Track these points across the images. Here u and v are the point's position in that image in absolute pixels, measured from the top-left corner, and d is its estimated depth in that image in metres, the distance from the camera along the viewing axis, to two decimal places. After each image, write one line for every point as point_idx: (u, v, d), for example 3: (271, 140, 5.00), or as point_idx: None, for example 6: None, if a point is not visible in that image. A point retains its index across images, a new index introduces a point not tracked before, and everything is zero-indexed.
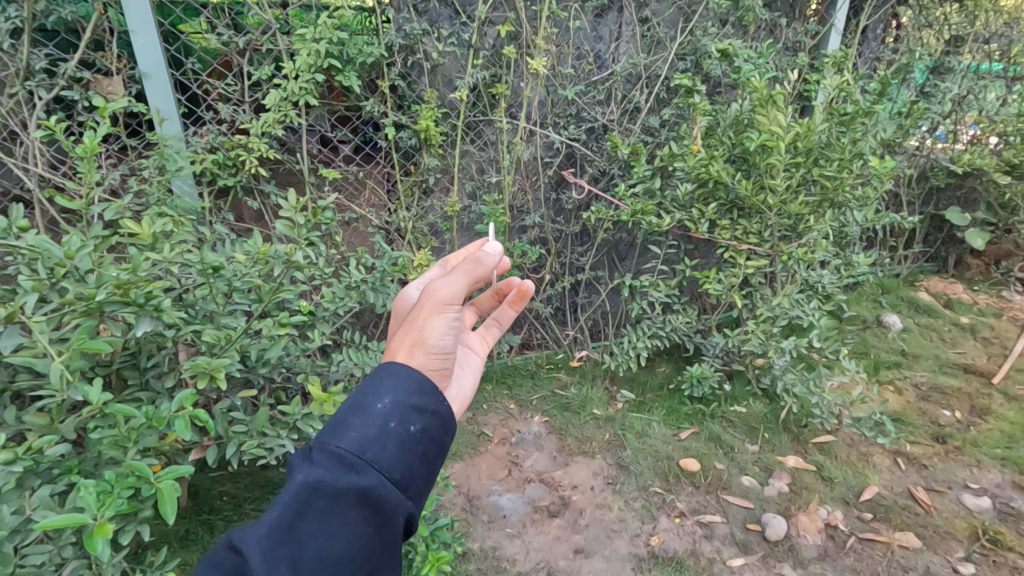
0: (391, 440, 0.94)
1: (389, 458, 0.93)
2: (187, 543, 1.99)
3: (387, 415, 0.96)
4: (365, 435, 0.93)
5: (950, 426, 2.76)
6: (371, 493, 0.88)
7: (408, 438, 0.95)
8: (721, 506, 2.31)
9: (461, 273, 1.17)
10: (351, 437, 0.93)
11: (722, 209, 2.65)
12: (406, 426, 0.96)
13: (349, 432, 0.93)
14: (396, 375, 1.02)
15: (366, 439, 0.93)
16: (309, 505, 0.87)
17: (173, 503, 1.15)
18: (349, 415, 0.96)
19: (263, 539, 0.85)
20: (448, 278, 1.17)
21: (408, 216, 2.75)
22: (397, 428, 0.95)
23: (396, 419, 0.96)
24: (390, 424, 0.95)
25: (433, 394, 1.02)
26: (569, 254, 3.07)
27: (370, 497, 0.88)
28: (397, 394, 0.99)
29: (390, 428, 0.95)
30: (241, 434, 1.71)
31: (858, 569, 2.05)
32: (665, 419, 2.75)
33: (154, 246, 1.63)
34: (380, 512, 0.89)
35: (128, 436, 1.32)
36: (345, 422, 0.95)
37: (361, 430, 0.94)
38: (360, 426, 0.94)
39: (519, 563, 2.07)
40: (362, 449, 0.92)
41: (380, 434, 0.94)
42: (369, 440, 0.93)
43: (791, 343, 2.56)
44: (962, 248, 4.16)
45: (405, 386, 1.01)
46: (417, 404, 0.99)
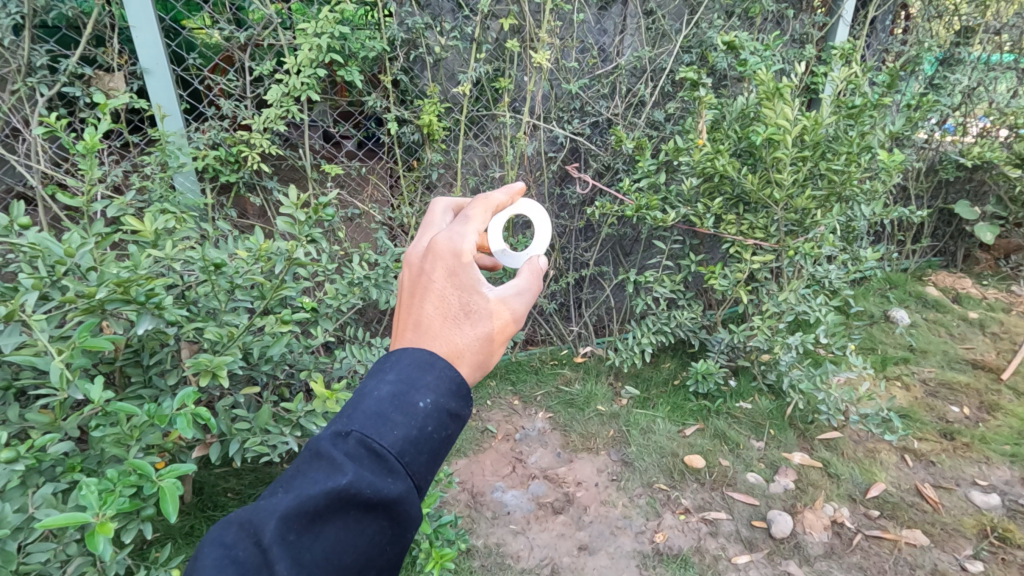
0: (428, 446, 0.89)
1: (422, 464, 0.88)
2: (192, 539, 1.99)
3: (428, 417, 0.89)
4: (406, 439, 0.87)
5: (958, 422, 2.74)
6: (403, 505, 0.84)
7: (442, 445, 0.91)
8: (726, 502, 2.29)
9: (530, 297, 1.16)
10: (391, 438, 0.86)
11: (728, 204, 2.62)
12: (443, 431, 0.91)
13: (391, 432, 0.87)
14: (441, 373, 0.95)
15: (407, 442, 0.87)
16: (340, 509, 0.81)
17: (175, 502, 1.14)
18: (391, 411, 0.88)
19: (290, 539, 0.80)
20: (521, 297, 1.13)
21: (411, 212, 2.73)
22: (436, 433, 0.90)
23: (435, 423, 0.90)
24: (430, 428, 0.89)
25: (470, 400, 0.97)
26: (573, 250, 3.06)
27: (400, 509, 0.84)
28: (440, 395, 0.92)
29: (429, 433, 0.89)
30: (245, 431, 1.71)
31: (865, 567, 2.03)
32: (670, 415, 2.74)
33: (156, 243, 1.63)
34: (407, 519, 0.86)
35: (130, 434, 1.32)
36: (387, 418, 0.87)
37: (402, 431, 0.87)
38: (401, 426, 0.87)
39: (524, 559, 2.07)
40: (401, 452, 0.86)
41: (420, 437, 0.88)
42: (408, 444, 0.87)
43: (797, 339, 2.53)
44: (972, 242, 4.12)
45: (449, 387, 0.94)
46: (456, 409, 0.93)
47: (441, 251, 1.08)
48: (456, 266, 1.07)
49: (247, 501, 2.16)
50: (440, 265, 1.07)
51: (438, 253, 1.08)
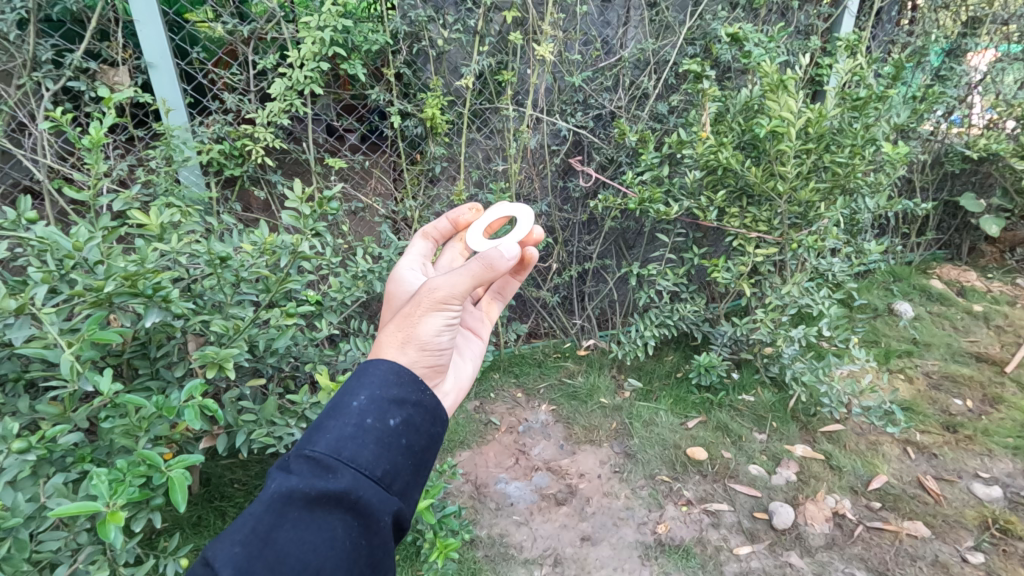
0: (369, 437, 0.95)
1: (368, 454, 0.93)
2: (199, 529, 2.03)
3: (363, 412, 0.97)
4: (342, 435, 0.94)
5: (960, 415, 2.74)
6: (349, 493, 0.89)
7: (386, 434, 0.96)
8: (728, 494, 2.31)
9: (465, 272, 1.15)
10: (326, 439, 0.94)
11: (732, 197, 2.61)
12: (383, 421, 0.97)
13: (326, 436, 0.94)
14: (373, 373, 1.03)
15: (343, 439, 0.94)
16: (286, 514, 0.88)
17: (184, 492, 1.15)
18: (325, 419, 0.97)
19: (237, 552, 0.85)
20: (452, 275, 1.16)
21: (415, 205, 2.74)
22: (374, 424, 0.96)
23: (372, 415, 0.97)
24: (367, 421, 0.96)
25: (413, 386, 1.04)
26: (576, 243, 3.06)
27: (347, 497, 0.89)
28: (373, 391, 1.00)
29: (367, 425, 0.96)
30: (251, 423, 1.72)
31: (866, 558, 2.04)
32: (673, 408, 2.75)
33: (162, 237, 1.64)
34: (362, 511, 0.89)
35: (139, 426, 1.33)
36: (322, 425, 0.96)
37: (337, 431, 0.95)
38: (336, 427, 0.95)
39: (528, 550, 2.09)
40: (338, 449, 0.93)
41: (357, 432, 0.95)
42: (346, 439, 0.94)
43: (800, 332, 2.54)
44: (977, 235, 4.10)
45: (382, 382, 1.02)
46: (395, 398, 1.00)
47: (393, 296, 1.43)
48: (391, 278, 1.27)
49: (254, 491, 2.19)
50: None
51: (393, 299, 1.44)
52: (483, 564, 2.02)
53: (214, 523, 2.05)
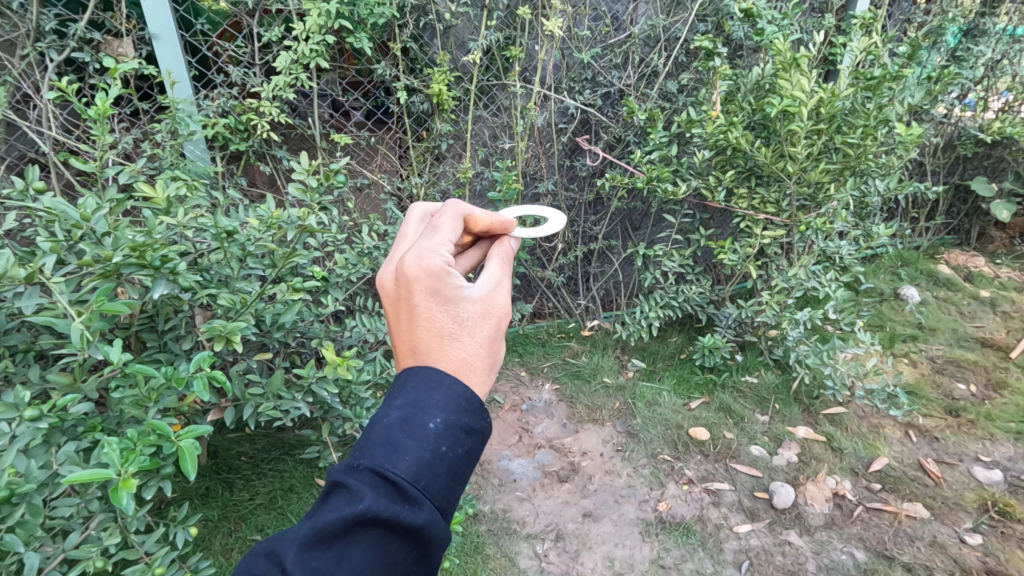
0: (444, 466, 0.88)
1: (440, 485, 0.88)
2: (207, 500, 2.07)
3: (439, 438, 0.90)
4: (419, 461, 0.87)
5: (964, 399, 2.74)
6: (425, 528, 0.83)
7: (457, 463, 0.91)
8: (730, 474, 2.33)
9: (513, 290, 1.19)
10: (405, 462, 0.86)
11: (741, 177, 2.59)
12: (457, 450, 0.91)
13: (403, 458, 0.87)
14: (449, 392, 0.95)
15: (421, 466, 0.87)
16: (361, 534, 0.81)
17: (194, 461, 1.18)
18: (401, 435, 0.89)
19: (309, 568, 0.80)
20: (503, 288, 1.16)
21: (420, 182, 2.72)
22: (450, 454, 0.89)
23: (447, 443, 0.90)
24: (442, 449, 0.89)
25: (483, 415, 0.97)
26: (582, 223, 3.05)
27: (423, 531, 0.83)
28: (449, 415, 0.93)
29: (442, 453, 0.89)
30: (258, 396, 1.73)
31: (864, 538, 2.06)
32: (676, 388, 2.76)
33: (169, 210, 1.64)
34: (428, 547, 0.84)
35: (148, 396, 1.35)
36: (398, 444, 0.88)
37: (414, 453, 0.87)
38: (413, 448, 0.88)
39: (529, 525, 2.12)
40: (416, 476, 0.86)
41: (434, 459, 0.88)
42: (423, 466, 0.87)
43: (805, 315, 2.54)
44: (987, 220, 4.08)
45: (457, 405, 0.94)
46: (467, 425, 0.93)
47: (412, 274, 1.06)
48: (436, 284, 1.06)
49: (261, 465, 2.22)
50: (419, 288, 1.05)
51: (411, 277, 1.06)
52: (487, 538, 2.05)
53: (221, 494, 2.09)
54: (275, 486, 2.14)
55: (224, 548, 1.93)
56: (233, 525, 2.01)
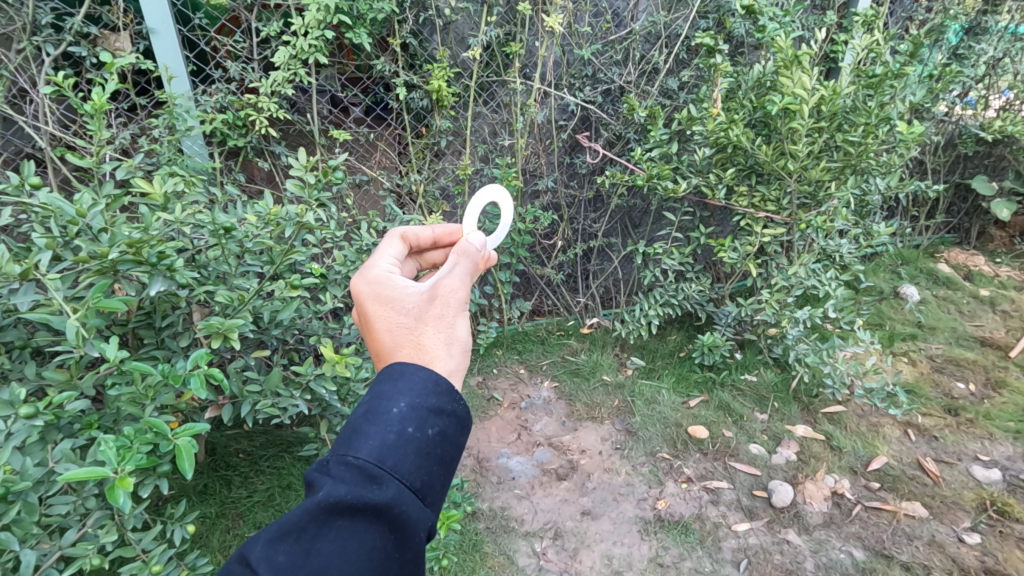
0: (411, 447, 0.88)
1: (410, 465, 0.87)
2: (205, 497, 2.07)
3: (404, 420, 0.90)
4: (382, 444, 0.87)
5: (963, 398, 2.74)
6: (393, 507, 0.83)
7: (427, 444, 0.90)
8: (728, 472, 2.32)
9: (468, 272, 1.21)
10: (368, 447, 0.87)
11: (742, 175, 2.58)
12: (424, 430, 0.90)
13: (367, 443, 0.87)
14: (412, 378, 0.96)
15: (385, 448, 0.86)
16: (329, 520, 0.82)
17: (190, 459, 1.17)
18: (364, 423, 0.89)
19: (280, 561, 0.80)
20: (456, 275, 1.20)
21: (420, 179, 2.71)
22: (416, 435, 0.89)
23: (413, 424, 0.90)
24: (408, 430, 0.89)
25: (452, 395, 0.96)
26: (581, 221, 3.04)
27: (392, 510, 0.82)
28: (413, 397, 0.93)
29: (408, 434, 0.88)
30: (256, 394, 1.72)
31: (862, 537, 2.06)
32: (675, 386, 2.75)
33: (166, 206, 1.62)
34: (402, 527, 0.83)
35: (145, 394, 1.34)
36: (362, 431, 0.89)
37: (378, 438, 0.88)
38: (377, 433, 0.88)
39: (528, 523, 2.12)
40: (382, 459, 0.86)
41: (399, 440, 0.88)
42: (387, 449, 0.87)
43: (805, 313, 2.54)
44: (987, 218, 4.07)
45: (421, 388, 0.94)
46: (434, 407, 0.93)
47: (359, 291, 1.16)
48: (380, 293, 1.15)
49: (259, 461, 2.22)
50: (368, 300, 1.14)
51: (359, 294, 1.16)
52: (485, 536, 2.05)
53: (219, 491, 2.09)
54: (273, 485, 2.14)
55: (222, 545, 1.93)
56: (231, 522, 2.01)
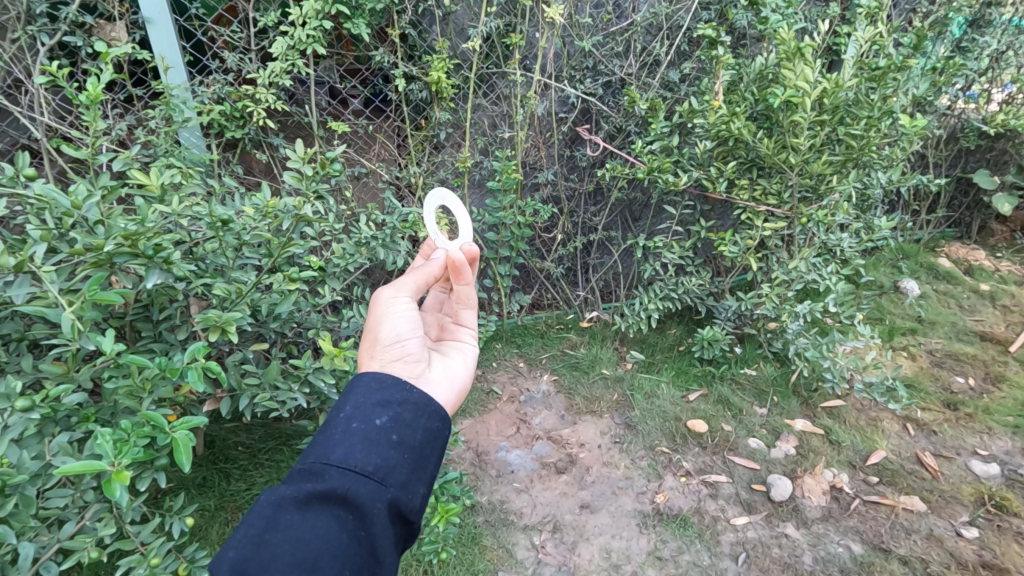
0: (357, 437, 0.95)
1: (356, 453, 0.94)
2: (204, 490, 2.07)
3: (349, 417, 0.98)
4: (329, 441, 0.95)
5: (962, 392, 2.74)
6: (339, 488, 0.89)
7: (373, 432, 0.97)
8: (727, 466, 2.32)
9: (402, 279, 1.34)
10: (317, 447, 0.95)
11: (743, 169, 2.57)
12: (370, 421, 0.98)
13: (315, 445, 0.96)
14: (358, 383, 1.06)
15: (330, 444, 0.95)
16: (279, 514, 0.88)
17: (188, 453, 1.17)
18: (315, 431, 0.99)
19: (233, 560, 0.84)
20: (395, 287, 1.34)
21: (419, 171, 2.69)
22: (361, 425, 0.97)
23: (357, 418, 0.98)
24: (353, 425, 0.97)
25: (397, 388, 1.05)
26: (582, 214, 3.03)
27: (338, 492, 0.89)
28: (358, 399, 1.02)
29: (353, 427, 0.97)
30: (254, 387, 1.71)
31: (860, 531, 2.06)
32: (675, 380, 2.75)
33: (163, 198, 1.61)
34: (354, 507, 0.89)
35: (142, 387, 1.33)
36: (312, 438, 0.98)
37: (326, 439, 0.96)
38: (325, 436, 0.97)
39: (527, 516, 2.12)
40: (327, 454, 0.94)
41: (344, 434, 0.96)
42: (333, 444, 0.95)
43: (805, 308, 2.53)
44: (988, 213, 4.06)
45: (365, 388, 1.04)
46: (378, 401, 1.01)
47: None
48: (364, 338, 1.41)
49: (258, 454, 2.22)
50: None
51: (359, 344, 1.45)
52: (483, 529, 2.05)
53: (218, 484, 2.09)
54: (273, 476, 2.15)
55: (221, 538, 1.93)
56: (230, 515, 2.01)
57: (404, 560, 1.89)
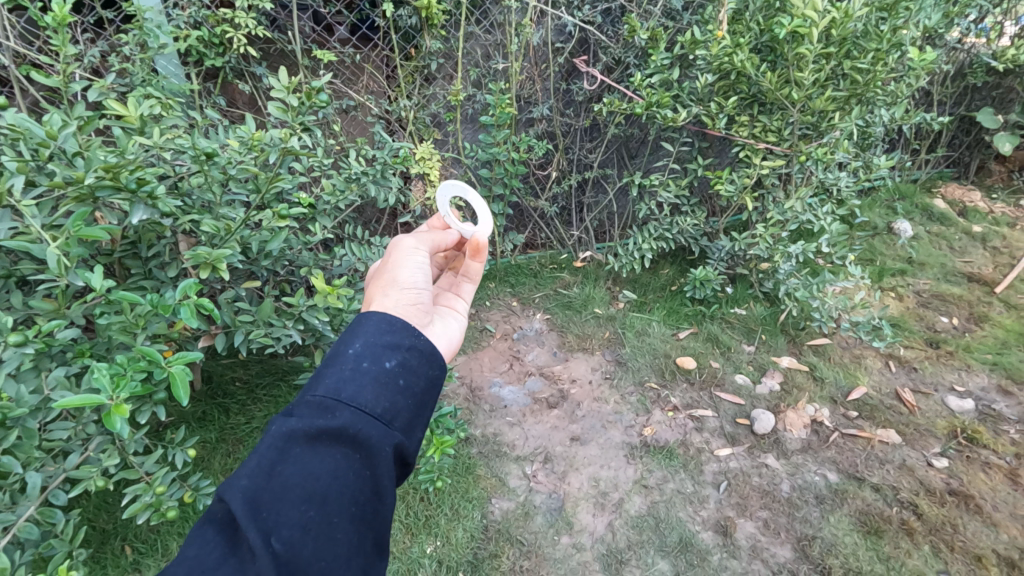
0: (367, 378, 0.94)
1: (366, 394, 0.93)
2: (204, 423, 2.12)
3: (358, 356, 0.97)
4: (338, 380, 0.94)
5: (945, 331, 2.81)
6: (349, 429, 0.89)
7: (383, 373, 0.96)
8: (713, 401, 2.40)
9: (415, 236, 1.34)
10: (326, 382, 0.93)
11: (743, 104, 2.50)
12: (379, 363, 0.96)
13: (324, 379, 0.94)
14: (365, 322, 1.03)
15: (341, 381, 0.93)
16: (290, 448, 0.87)
17: (186, 387, 1.18)
18: (322, 365, 0.97)
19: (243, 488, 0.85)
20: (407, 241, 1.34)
21: (409, 105, 2.59)
22: (371, 366, 0.95)
23: (367, 358, 0.96)
24: (363, 364, 0.95)
25: (406, 332, 1.03)
26: (577, 151, 2.96)
27: (348, 432, 0.89)
28: (368, 337, 1.00)
29: (362, 367, 0.95)
30: (248, 324, 1.72)
31: (837, 461, 2.16)
32: (665, 319, 2.79)
33: (143, 130, 1.54)
34: (363, 447, 0.89)
35: (135, 323, 1.32)
36: (319, 372, 0.96)
37: (334, 375, 0.94)
38: (333, 372, 0.95)
39: (519, 448, 2.20)
40: (338, 391, 0.92)
41: (354, 373, 0.94)
42: (344, 382, 0.93)
43: (798, 248, 2.54)
44: (987, 153, 4.01)
45: (375, 328, 1.01)
46: (388, 343, 1.00)
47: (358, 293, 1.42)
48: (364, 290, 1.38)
49: (256, 389, 2.26)
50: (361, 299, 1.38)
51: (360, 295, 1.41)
52: (477, 460, 2.13)
53: (218, 417, 2.14)
54: (270, 410, 2.18)
55: (224, 468, 2.00)
56: (231, 446, 2.07)
57: (401, 488, 1.98)
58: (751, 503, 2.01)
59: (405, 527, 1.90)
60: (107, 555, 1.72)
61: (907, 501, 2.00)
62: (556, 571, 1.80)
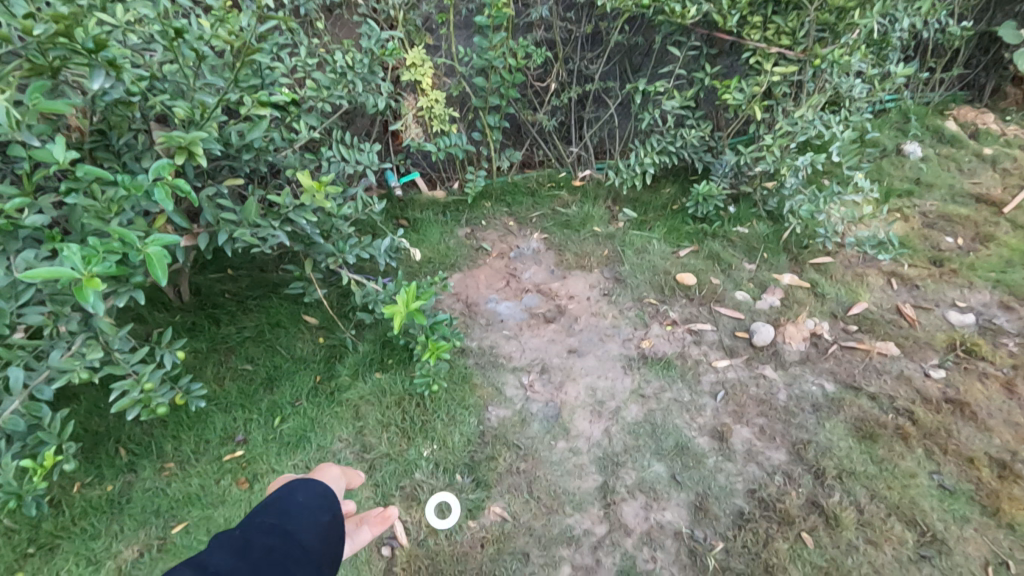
0: (272, 535, 1.08)
1: (271, 542, 1.06)
2: (194, 333, 2.08)
3: (268, 529, 1.10)
4: (243, 536, 1.06)
5: (949, 251, 2.75)
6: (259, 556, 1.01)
7: (289, 537, 1.09)
8: (713, 316, 2.37)
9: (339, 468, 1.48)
10: (231, 537, 1.05)
11: (758, 2, 2.33)
12: (285, 532, 1.10)
13: (229, 537, 1.05)
14: (269, 508, 1.16)
15: (247, 537, 1.06)
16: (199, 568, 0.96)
17: (163, 268, 1.13)
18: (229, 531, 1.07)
19: None
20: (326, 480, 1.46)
21: (398, 3, 2.40)
22: (277, 534, 1.09)
23: (274, 529, 1.10)
24: (270, 532, 1.09)
25: (305, 512, 1.17)
26: (578, 60, 2.80)
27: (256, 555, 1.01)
28: (271, 518, 1.13)
29: (274, 534, 1.08)
30: (233, 223, 1.64)
31: (835, 372, 2.15)
32: (666, 237, 2.72)
33: (103, 2, 1.40)
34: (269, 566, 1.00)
35: (108, 206, 1.25)
36: (223, 537, 1.06)
37: (240, 534, 1.06)
38: (238, 533, 1.07)
39: (516, 359, 2.18)
40: (247, 542, 1.05)
41: (264, 537, 1.07)
42: (252, 538, 1.06)
43: (806, 161, 2.45)
44: (1005, 73, 3.83)
45: (274, 512, 1.15)
46: (290, 519, 1.14)
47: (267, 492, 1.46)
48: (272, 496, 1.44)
49: (246, 301, 2.20)
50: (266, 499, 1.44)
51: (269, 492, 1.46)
52: (474, 370, 2.11)
53: (207, 328, 2.10)
54: (261, 321, 2.14)
55: (216, 376, 1.99)
56: (222, 356, 2.04)
57: (397, 394, 1.97)
58: (748, 411, 2.01)
59: (401, 431, 1.90)
60: (101, 455, 1.77)
61: (903, 409, 2.01)
62: (553, 472, 1.82)
